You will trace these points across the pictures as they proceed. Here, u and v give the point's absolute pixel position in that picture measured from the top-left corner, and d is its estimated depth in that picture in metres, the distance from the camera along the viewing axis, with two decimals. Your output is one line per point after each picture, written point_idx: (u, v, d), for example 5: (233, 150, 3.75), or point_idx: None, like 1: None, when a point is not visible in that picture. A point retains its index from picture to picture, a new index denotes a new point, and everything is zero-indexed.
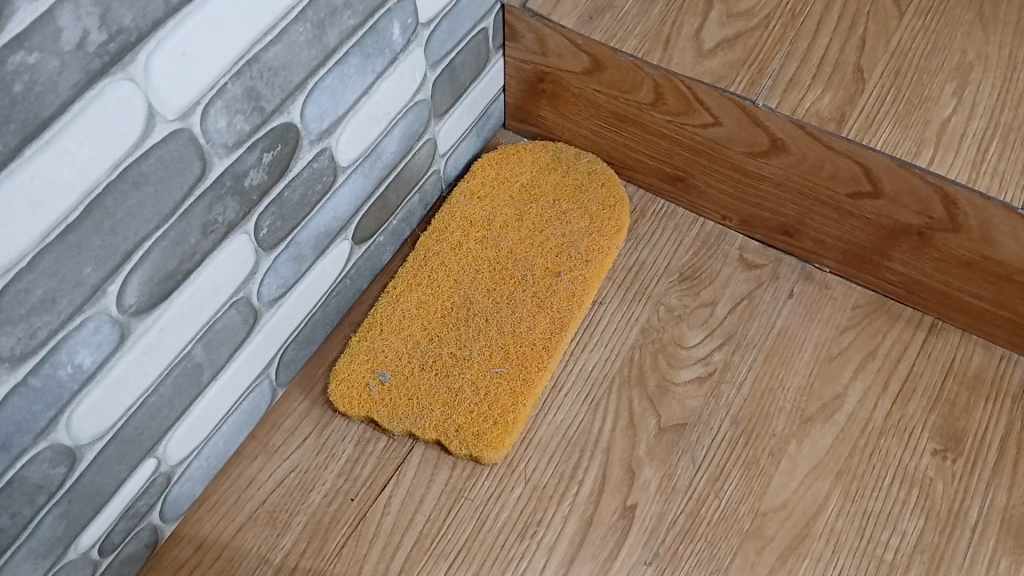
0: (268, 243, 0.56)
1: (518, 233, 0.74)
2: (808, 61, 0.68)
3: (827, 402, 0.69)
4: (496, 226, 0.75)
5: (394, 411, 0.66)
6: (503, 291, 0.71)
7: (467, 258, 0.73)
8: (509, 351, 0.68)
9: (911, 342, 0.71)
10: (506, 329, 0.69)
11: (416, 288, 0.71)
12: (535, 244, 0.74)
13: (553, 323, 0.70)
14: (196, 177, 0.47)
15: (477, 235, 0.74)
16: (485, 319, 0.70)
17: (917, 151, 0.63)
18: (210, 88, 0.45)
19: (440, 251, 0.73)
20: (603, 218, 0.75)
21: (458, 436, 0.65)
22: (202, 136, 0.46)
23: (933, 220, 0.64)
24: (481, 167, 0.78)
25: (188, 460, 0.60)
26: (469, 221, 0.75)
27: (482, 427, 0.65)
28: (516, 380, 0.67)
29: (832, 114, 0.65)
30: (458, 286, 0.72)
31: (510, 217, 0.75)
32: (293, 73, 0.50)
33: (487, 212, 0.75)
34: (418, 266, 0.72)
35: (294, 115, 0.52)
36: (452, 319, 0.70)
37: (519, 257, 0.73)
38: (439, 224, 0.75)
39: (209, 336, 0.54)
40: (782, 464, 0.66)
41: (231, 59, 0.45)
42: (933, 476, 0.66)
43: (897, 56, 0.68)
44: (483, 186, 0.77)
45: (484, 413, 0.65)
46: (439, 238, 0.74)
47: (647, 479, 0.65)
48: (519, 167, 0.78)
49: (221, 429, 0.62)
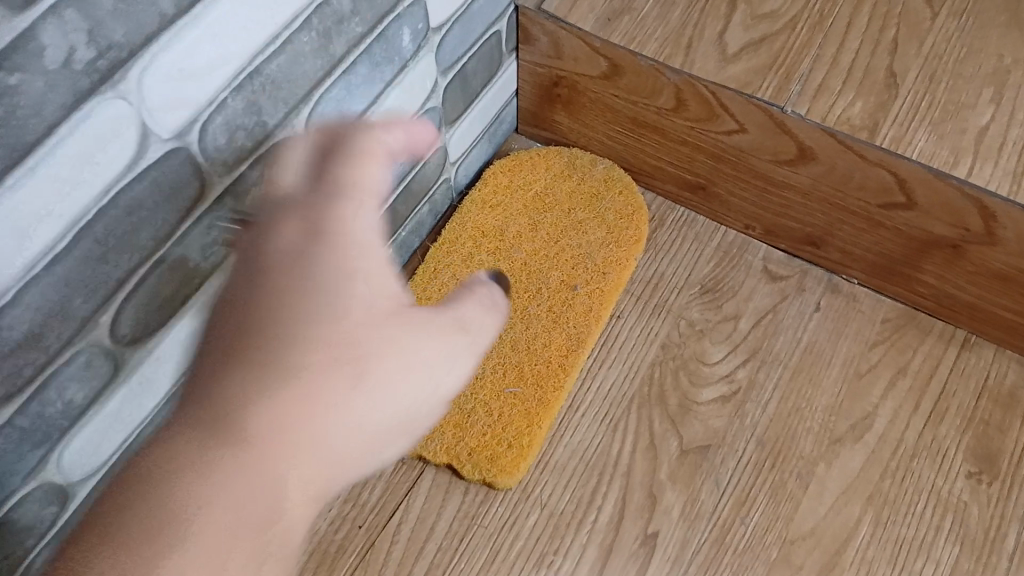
0: None
1: (533, 243, 0.72)
2: (838, 65, 0.65)
3: (856, 422, 0.66)
4: (509, 237, 0.72)
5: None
6: (517, 307, 0.69)
7: (480, 271, 0.70)
8: (523, 370, 0.66)
9: (942, 357, 0.68)
10: (521, 348, 0.67)
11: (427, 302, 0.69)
12: (550, 255, 0.71)
13: (568, 341, 0.67)
14: (194, 198, 0.44)
15: (490, 246, 0.72)
16: (498, 335, 0.68)
17: (954, 160, 0.60)
18: (209, 104, 0.42)
19: (453, 262, 0.71)
20: (620, 227, 0.72)
21: (471, 460, 0.62)
22: (200, 154, 0.43)
23: (968, 233, 0.61)
24: (493, 173, 0.75)
25: None
26: (481, 231, 0.72)
27: (495, 452, 0.63)
28: (530, 403, 0.64)
29: (864, 122, 0.61)
30: None
31: (523, 226, 0.72)
32: (298, 85, 0.47)
33: (500, 221, 0.73)
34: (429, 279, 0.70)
35: (298, 129, 0.49)
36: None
37: (533, 270, 0.70)
38: (451, 234, 0.72)
39: None
40: (811, 488, 0.63)
41: (231, 72, 0.42)
42: (968, 501, 0.63)
43: (931, 60, 0.64)
44: (495, 194, 0.74)
45: (497, 437, 0.63)
46: (450, 249, 0.71)
47: (670, 504, 0.62)
48: (533, 173, 0.75)
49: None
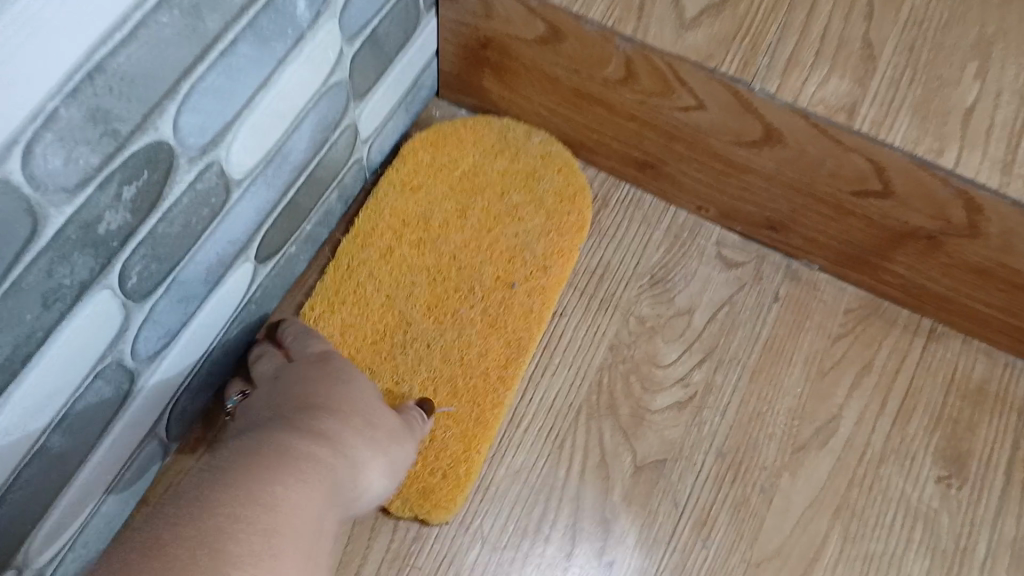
0: (141, 292, 0.43)
1: (462, 234, 0.63)
2: (808, 32, 0.57)
3: (820, 426, 0.60)
4: (433, 227, 0.63)
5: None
6: (445, 312, 0.61)
7: (400, 270, 0.62)
8: (457, 387, 0.59)
9: (909, 349, 0.63)
10: (452, 360, 0.59)
11: (340, 308, 0.60)
12: (483, 249, 0.63)
13: (502, 351, 0.60)
14: (24, 239, 0.33)
15: (413, 238, 0.63)
16: (426, 345, 0.60)
17: (940, 148, 0.53)
18: (31, 120, 0.31)
19: (370, 260, 0.62)
20: (561, 212, 0.64)
21: (401, 496, 0.55)
22: (26, 184, 0.32)
23: (948, 225, 0.55)
24: (412, 151, 0.65)
25: (61, 554, 0.48)
26: (401, 221, 0.63)
27: (430, 484, 0.56)
28: (464, 425, 0.57)
29: (842, 102, 0.54)
30: (393, 304, 0.61)
31: (450, 214, 0.64)
32: (161, 80, 0.37)
33: (423, 208, 0.64)
34: (341, 278, 0.61)
35: (165, 131, 0.39)
36: (385, 346, 0.60)
37: (463, 266, 0.62)
38: (365, 225, 0.62)
39: (71, 418, 0.42)
40: (775, 502, 0.58)
41: (61, 75, 0.31)
42: (938, 508, 0.58)
43: (910, 28, 0.57)
44: (417, 176, 0.64)
45: (430, 466, 0.56)
46: (365, 244, 0.62)
47: (625, 531, 0.56)
48: (458, 151, 0.66)
49: (102, 508, 0.50)
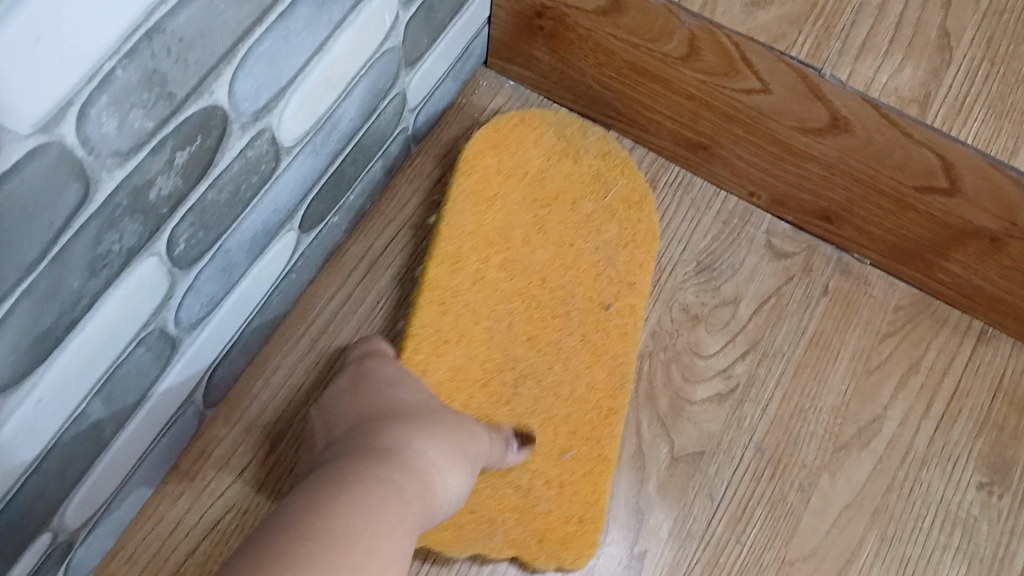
0: (186, 261, 0.42)
1: (546, 246, 0.62)
2: (885, 17, 0.54)
3: (862, 427, 0.59)
4: (515, 242, 0.61)
5: (458, 533, 0.54)
6: (545, 342, 0.60)
7: (496, 299, 0.60)
8: (574, 424, 0.58)
9: (958, 351, 0.62)
10: (562, 395, 0.58)
11: (448, 346, 0.58)
12: (567, 262, 0.62)
13: (600, 380, 0.59)
14: (75, 205, 0.32)
15: (497, 256, 0.61)
16: (536, 383, 0.59)
17: (1015, 147, 0.51)
18: (88, 81, 0.29)
19: (467, 289, 0.60)
20: (633, 218, 0.63)
21: (541, 548, 0.54)
22: (79, 148, 0.31)
23: (1014, 227, 0.53)
24: (479, 152, 0.63)
25: (94, 519, 0.47)
26: (486, 240, 0.61)
27: (564, 535, 0.55)
28: (582, 464, 0.57)
29: (915, 94, 0.52)
30: (492, 338, 0.59)
31: (531, 229, 0.62)
32: (218, 41, 0.35)
33: (502, 220, 0.62)
34: (443, 317, 0.59)
35: (220, 96, 0.37)
36: (491, 381, 0.58)
37: (546, 282, 0.61)
38: (453, 246, 0.60)
39: (110, 385, 0.41)
40: (812, 502, 0.57)
41: (121, 34, 0.30)
42: (977, 515, 0.57)
43: (990, 17, 0.54)
44: (489, 186, 0.62)
45: (563, 514, 0.55)
46: (455, 270, 0.60)
47: (659, 522, 0.56)
48: (517, 151, 0.64)
49: (137, 473, 0.49)
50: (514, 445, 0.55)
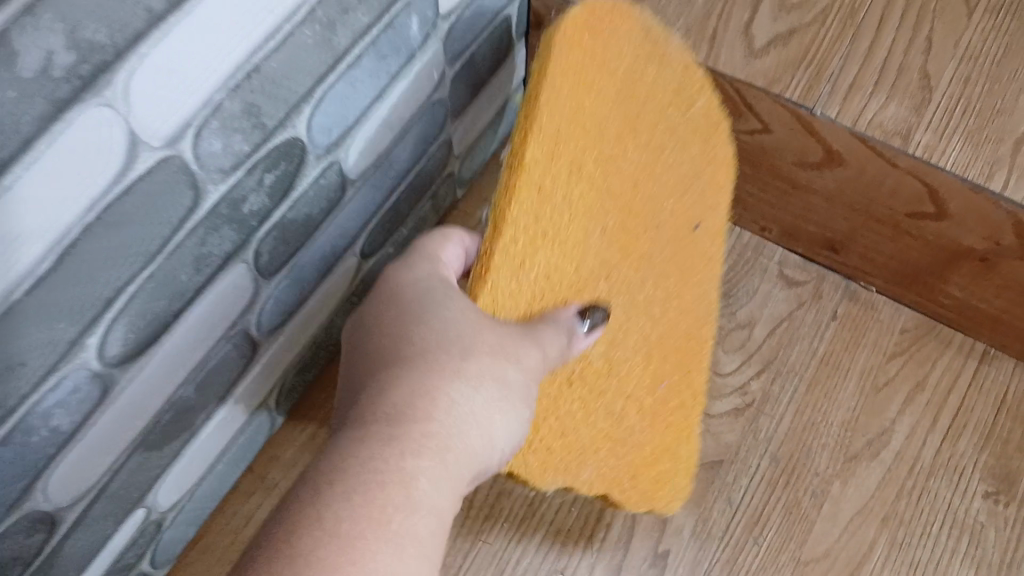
0: (269, 270, 0.50)
1: (637, 145, 0.53)
2: (871, 59, 0.60)
3: (872, 438, 0.63)
4: (611, 134, 0.50)
5: (548, 458, 0.51)
6: (634, 246, 0.55)
7: (592, 195, 0.50)
8: (657, 355, 0.58)
9: (962, 370, 0.66)
10: (653, 314, 0.57)
11: (539, 251, 0.47)
12: (656, 164, 0.55)
13: (677, 306, 0.59)
14: (187, 209, 0.40)
15: (594, 156, 0.49)
16: (632, 299, 0.55)
17: (989, 174, 0.56)
18: (204, 107, 0.38)
19: (564, 183, 0.47)
20: (714, 150, 0.60)
21: (637, 487, 0.57)
22: (193, 162, 0.39)
23: (1000, 246, 0.59)
24: (563, 53, 0.45)
25: (180, 506, 0.54)
26: (581, 128, 0.48)
27: (656, 480, 0.58)
28: (674, 416, 0.59)
29: (898, 127, 0.59)
30: (588, 242, 0.51)
31: (631, 112, 0.52)
32: (299, 82, 0.44)
33: (601, 113, 0.49)
34: (539, 208, 0.46)
35: (299, 129, 0.46)
36: (584, 279, 0.51)
37: (639, 178, 0.54)
38: (550, 133, 0.45)
39: (202, 376, 0.48)
40: (825, 508, 0.61)
41: (229, 72, 0.39)
42: (984, 523, 0.60)
43: (968, 62, 0.60)
44: (596, 70, 0.48)
45: (652, 459, 0.58)
46: (553, 156, 0.46)
47: (681, 524, 0.60)
48: (620, 49, 0.50)
49: (217, 468, 0.56)
50: (583, 322, 0.49)
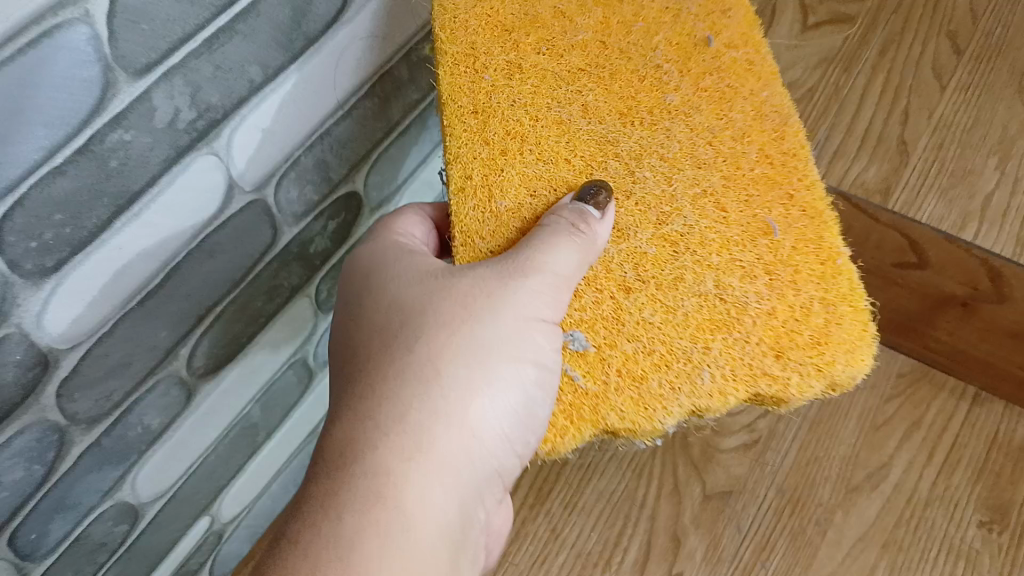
0: (326, 304, 0.59)
1: (588, 25, 0.54)
2: (853, 133, 0.69)
3: (871, 472, 0.68)
4: (548, 20, 0.54)
5: (640, 383, 0.46)
6: (644, 115, 0.52)
7: (551, 76, 0.53)
8: (738, 181, 0.51)
9: (955, 412, 0.69)
10: (718, 139, 0.52)
11: (508, 162, 0.50)
12: (637, 50, 0.54)
13: (781, 217, 0.50)
14: (266, 245, 0.49)
15: (538, 67, 0.53)
16: (682, 133, 0.52)
17: (962, 224, 0.65)
18: (285, 161, 0.47)
19: (503, 85, 0.52)
20: (693, 21, 0.55)
21: (802, 354, 0.47)
22: (274, 205, 0.48)
23: (978, 291, 0.65)
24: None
25: (238, 520, 0.63)
26: (504, 28, 0.54)
27: (813, 343, 0.47)
28: (807, 294, 0.48)
29: (878, 186, 0.68)
30: (581, 144, 0.51)
31: (561, 6, 0.55)
32: (359, 145, 0.53)
33: (529, 29, 0.54)
34: (480, 140, 0.51)
35: (358, 184, 0.56)
36: (589, 154, 0.51)
37: (612, 52, 0.54)
38: (463, 52, 0.52)
39: (267, 396, 0.57)
40: (828, 534, 0.66)
41: (304, 134, 0.48)
42: (979, 549, 0.64)
43: (940, 129, 0.68)
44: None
45: (786, 331, 0.47)
46: (481, 71, 0.52)
47: (693, 547, 0.67)
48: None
49: (274, 486, 0.66)
50: (588, 206, 0.47)
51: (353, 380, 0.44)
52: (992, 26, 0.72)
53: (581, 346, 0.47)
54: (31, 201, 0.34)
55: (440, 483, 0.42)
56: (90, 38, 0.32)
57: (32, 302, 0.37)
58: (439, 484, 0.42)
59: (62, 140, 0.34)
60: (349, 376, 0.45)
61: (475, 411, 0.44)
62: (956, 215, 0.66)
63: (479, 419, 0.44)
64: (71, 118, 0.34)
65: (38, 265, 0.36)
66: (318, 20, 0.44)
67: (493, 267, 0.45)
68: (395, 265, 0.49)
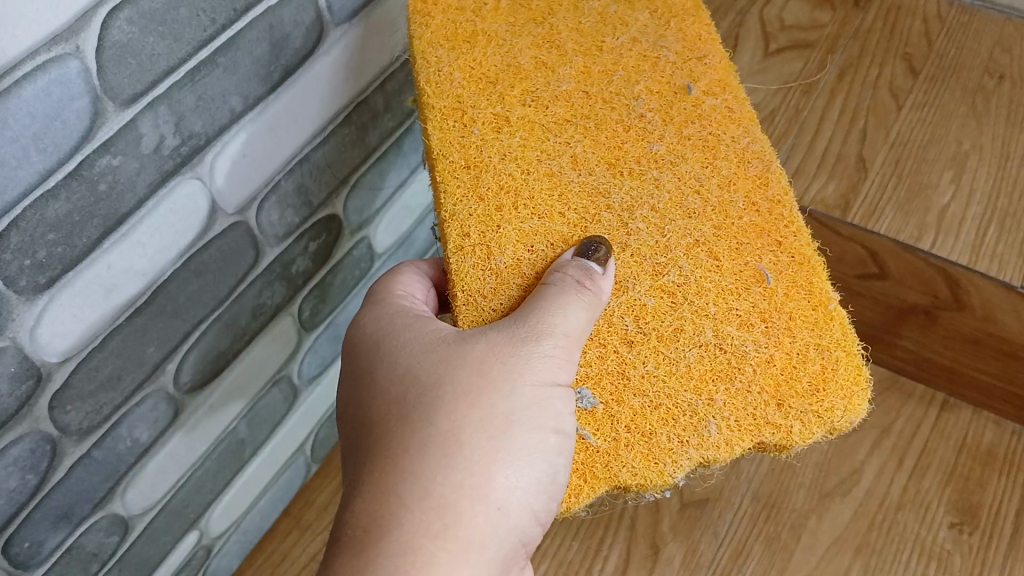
0: (310, 324, 0.64)
1: (570, 75, 0.55)
2: (813, 152, 0.72)
3: (844, 478, 0.70)
4: (530, 71, 0.54)
5: (648, 440, 0.45)
6: (632, 165, 0.52)
7: (538, 128, 0.52)
8: (730, 229, 0.50)
9: (924, 418, 0.71)
10: (710, 195, 0.51)
11: (504, 217, 0.49)
12: (620, 100, 0.54)
13: (772, 266, 0.49)
14: (249, 264, 0.53)
15: (525, 122, 0.53)
16: (673, 182, 0.51)
17: (918, 236, 0.68)
18: (266, 185, 0.50)
19: (491, 138, 0.52)
20: (671, 69, 0.55)
21: (802, 405, 0.46)
22: (256, 227, 0.51)
23: (937, 299, 0.67)
24: (427, 40, 0.54)
25: (227, 535, 0.67)
26: (487, 80, 0.54)
27: (812, 390, 0.46)
28: (803, 340, 0.47)
29: (837, 202, 0.70)
30: (574, 200, 0.50)
31: (541, 57, 0.55)
32: (338, 170, 0.57)
33: (514, 88, 0.54)
34: (474, 196, 0.50)
35: (337, 208, 0.59)
36: (582, 208, 0.50)
37: (596, 102, 0.54)
38: (448, 104, 0.52)
39: (252, 413, 0.62)
40: (803, 539, 0.68)
41: (284, 160, 0.51)
42: (950, 550, 0.66)
43: (896, 147, 0.71)
44: (476, 36, 0.55)
45: (785, 379, 0.47)
46: (468, 125, 0.52)
47: (672, 554, 0.69)
48: (493, 9, 0.56)
49: (260, 502, 0.69)
50: (591, 261, 0.46)
51: (369, 454, 0.43)
52: (945, 49, 0.75)
53: (589, 403, 0.46)
54: (26, 221, 0.37)
55: (467, 563, 0.40)
56: (81, 71, 0.35)
57: (27, 317, 0.39)
58: (467, 562, 0.40)
59: (54, 165, 0.37)
60: (366, 449, 0.44)
61: (499, 483, 0.42)
62: (913, 227, 0.68)
63: (504, 491, 0.42)
64: (63, 145, 0.36)
65: (32, 282, 0.39)
66: (295, 54, 0.47)
67: (504, 330, 0.44)
68: (405, 332, 0.47)
